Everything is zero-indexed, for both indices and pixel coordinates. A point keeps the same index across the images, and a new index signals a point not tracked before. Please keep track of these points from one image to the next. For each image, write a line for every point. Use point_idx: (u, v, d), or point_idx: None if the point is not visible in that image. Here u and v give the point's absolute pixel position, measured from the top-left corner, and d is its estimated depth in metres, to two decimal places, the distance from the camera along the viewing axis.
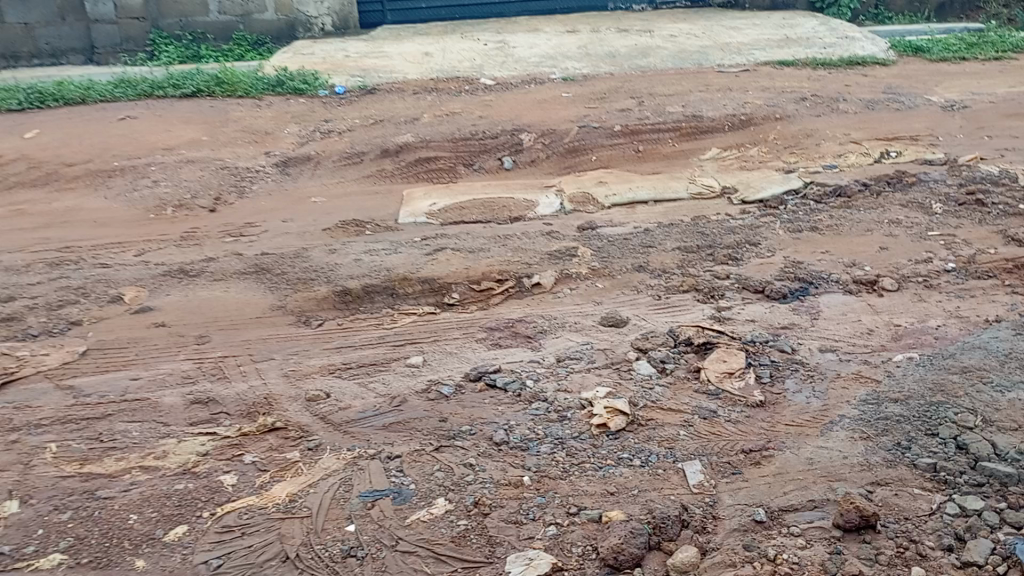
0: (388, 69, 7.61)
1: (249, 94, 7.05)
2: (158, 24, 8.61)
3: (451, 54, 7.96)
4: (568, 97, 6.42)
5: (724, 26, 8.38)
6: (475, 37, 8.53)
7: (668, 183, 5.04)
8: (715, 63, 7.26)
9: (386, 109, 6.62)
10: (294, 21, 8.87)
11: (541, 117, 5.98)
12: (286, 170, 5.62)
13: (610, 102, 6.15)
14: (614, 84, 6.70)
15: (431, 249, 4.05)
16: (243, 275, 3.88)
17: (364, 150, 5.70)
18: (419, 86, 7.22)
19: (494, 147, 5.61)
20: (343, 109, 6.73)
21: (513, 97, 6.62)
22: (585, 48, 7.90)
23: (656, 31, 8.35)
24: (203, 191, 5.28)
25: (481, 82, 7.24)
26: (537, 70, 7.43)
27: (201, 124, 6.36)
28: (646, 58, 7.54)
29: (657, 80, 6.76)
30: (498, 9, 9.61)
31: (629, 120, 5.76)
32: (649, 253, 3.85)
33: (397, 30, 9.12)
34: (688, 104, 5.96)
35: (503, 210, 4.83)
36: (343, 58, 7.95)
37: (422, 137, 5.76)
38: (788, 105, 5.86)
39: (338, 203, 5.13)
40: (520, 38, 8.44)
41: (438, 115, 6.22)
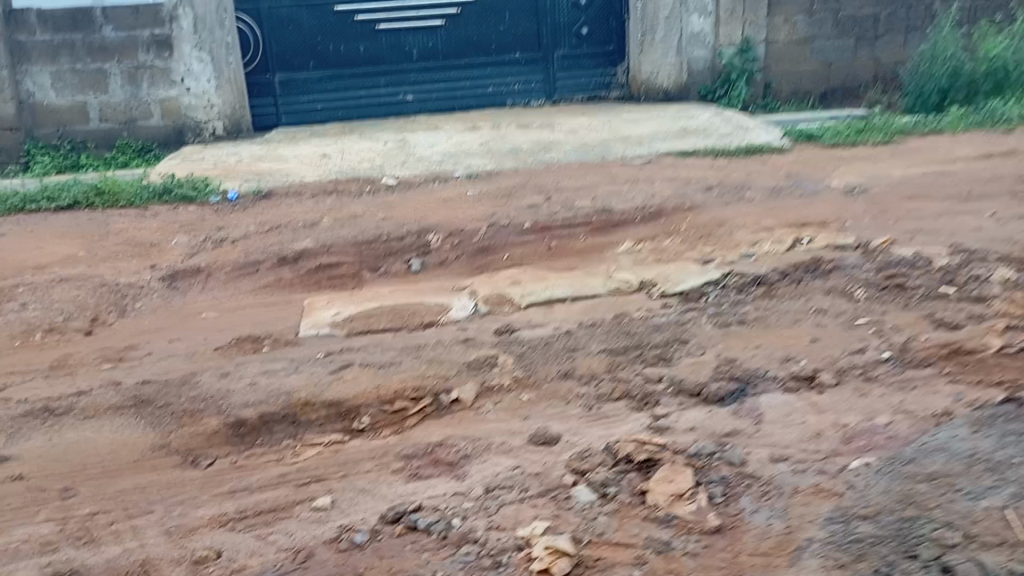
0: (285, 172, 7.31)
1: (133, 203, 6.62)
2: (34, 134, 8.30)
3: (351, 155, 7.74)
4: (474, 195, 6.23)
5: (622, 119, 8.45)
6: (375, 137, 8.36)
7: (585, 279, 4.84)
8: (619, 156, 7.20)
9: (284, 215, 6.28)
10: (182, 128, 8.52)
11: (449, 216, 5.75)
12: (173, 284, 5.17)
13: (518, 198, 5.99)
14: (520, 180, 6.57)
15: (336, 365, 3.67)
16: (119, 409, 3.40)
17: (260, 259, 5.32)
18: (318, 188, 6.93)
19: (401, 250, 5.34)
20: (238, 216, 6.36)
21: (418, 197, 6.40)
22: (488, 145, 7.81)
23: (557, 125, 8.36)
24: (78, 312, 4.77)
25: (383, 182, 7.01)
26: (440, 168, 7.26)
27: (78, 239, 5.87)
28: (550, 152, 7.48)
29: (563, 174, 6.67)
30: (396, 108, 9.61)
31: (539, 215, 5.60)
32: (573, 358, 3.59)
33: (293, 133, 8.88)
34: (597, 197, 5.86)
35: (414, 317, 4.47)
36: (237, 163, 7.61)
37: (323, 243, 5.43)
38: (696, 194, 5.83)
39: (233, 317, 4.71)
40: (420, 136, 8.30)
41: (339, 218, 5.92)
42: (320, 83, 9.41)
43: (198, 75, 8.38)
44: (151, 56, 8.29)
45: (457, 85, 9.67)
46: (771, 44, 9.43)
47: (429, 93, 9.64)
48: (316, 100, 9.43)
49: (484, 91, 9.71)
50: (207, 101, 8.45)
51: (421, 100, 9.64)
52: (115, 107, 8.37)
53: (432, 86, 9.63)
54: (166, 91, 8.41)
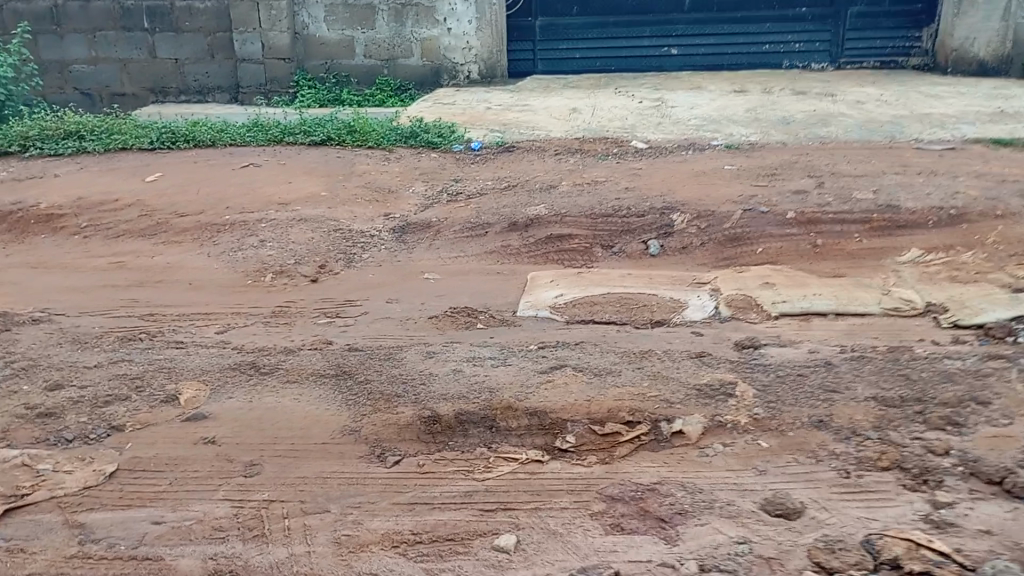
0: (532, 125, 7.02)
1: (380, 144, 6.62)
2: (303, 65, 8.59)
3: (603, 111, 7.28)
4: (731, 171, 5.54)
5: (922, 94, 7.35)
6: (631, 94, 7.81)
7: (854, 291, 4.05)
8: (912, 138, 6.27)
9: (524, 173, 5.98)
10: (439, 69, 8.54)
11: (700, 193, 5.14)
12: (402, 237, 5.04)
13: (781, 182, 5.24)
14: (787, 158, 5.78)
15: (548, 363, 3.25)
16: (320, 377, 3.22)
17: (493, 220, 5.05)
18: (563, 145, 6.56)
19: (641, 229, 4.83)
20: (478, 171, 6.14)
21: (668, 166, 5.84)
22: (755, 112, 7.05)
23: (839, 96, 7.37)
24: (308, 257, 4.74)
25: (632, 145, 6.51)
26: (698, 135, 6.64)
27: (324, 179, 5.91)
28: (827, 128, 6.61)
29: (840, 155, 5.79)
30: (658, 61, 8.99)
31: (805, 205, 4.83)
32: (830, 403, 2.91)
33: (546, 82, 8.56)
34: (880, 190, 4.96)
35: (643, 310, 3.98)
36: (485, 111, 7.41)
37: (557, 210, 5.04)
38: (1011, 198, 4.75)
39: (454, 283, 4.46)
40: (680, 96, 7.64)
41: (579, 183, 5.50)
42: (581, 31, 8.97)
43: (460, 15, 8.35)
44: None
45: (729, 40, 8.87)
46: None
47: (697, 48, 8.93)
48: (575, 49, 9.04)
49: (758, 49, 8.86)
50: (466, 44, 8.46)
51: (686, 55, 8.96)
52: (380, 44, 8.46)
53: (700, 42, 8.90)
54: (428, 31, 8.41)
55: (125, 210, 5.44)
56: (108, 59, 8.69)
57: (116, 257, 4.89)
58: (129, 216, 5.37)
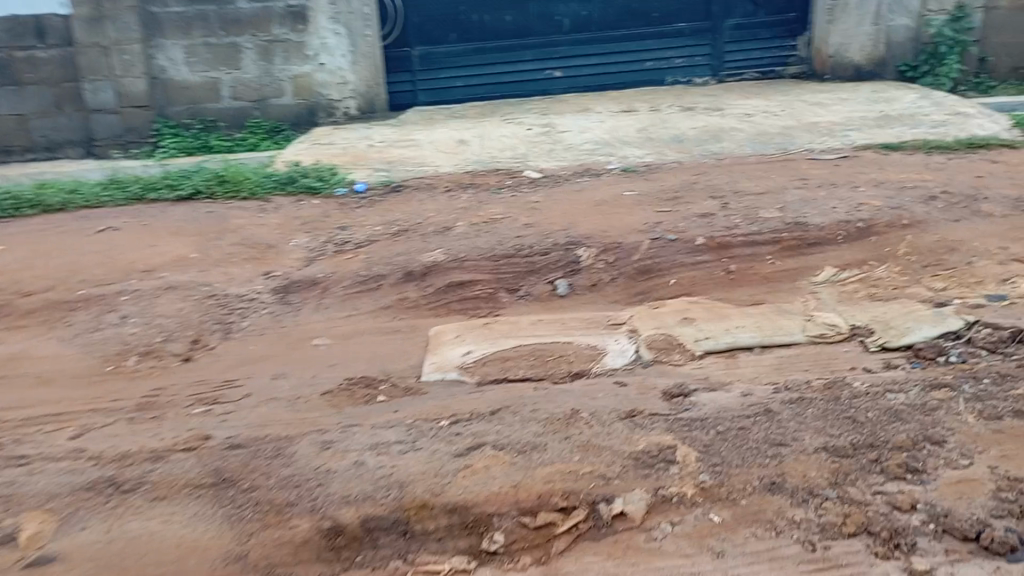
0: (418, 161, 6.65)
1: (254, 194, 6.11)
2: (165, 112, 7.92)
3: (492, 141, 6.95)
4: (632, 196, 5.31)
5: (807, 101, 7.38)
6: (519, 120, 7.52)
7: (777, 319, 3.82)
8: (804, 147, 6.21)
9: (415, 215, 5.59)
10: (314, 106, 8.03)
11: (604, 224, 4.86)
12: (286, 297, 4.55)
13: (685, 205, 5.00)
14: (686, 178, 5.60)
15: (464, 442, 2.85)
16: (195, 490, 2.73)
17: (385, 270, 4.62)
18: (454, 182, 6.22)
19: (547, 268, 4.52)
20: (365, 216, 5.71)
21: (566, 195, 5.57)
22: (646, 132, 6.90)
23: (727, 110, 7.30)
24: (178, 333, 4.17)
25: (526, 175, 6.25)
26: (592, 160, 6.42)
27: (193, 238, 5.35)
28: (720, 143, 6.50)
29: (738, 172, 5.66)
30: (543, 85, 8.76)
31: (714, 229, 4.61)
32: (780, 459, 2.60)
33: (429, 114, 8.19)
34: (785, 207, 4.81)
35: (559, 361, 3.64)
36: (366, 149, 6.96)
37: (455, 255, 4.67)
38: (915, 206, 4.68)
39: (348, 348, 4.00)
40: (569, 120, 7.41)
41: (476, 222, 5.14)
42: (461, 58, 8.66)
43: (333, 50, 7.90)
44: (285, 29, 7.77)
45: (611, 60, 8.75)
46: (991, 11, 8.05)
47: (580, 70, 8.75)
48: (457, 77, 8.71)
49: (641, 67, 8.78)
50: (342, 78, 8.01)
51: (570, 77, 8.76)
52: (248, 84, 7.88)
53: (583, 63, 8.73)
54: (300, 67, 7.90)
55: None
56: None
57: None
58: None
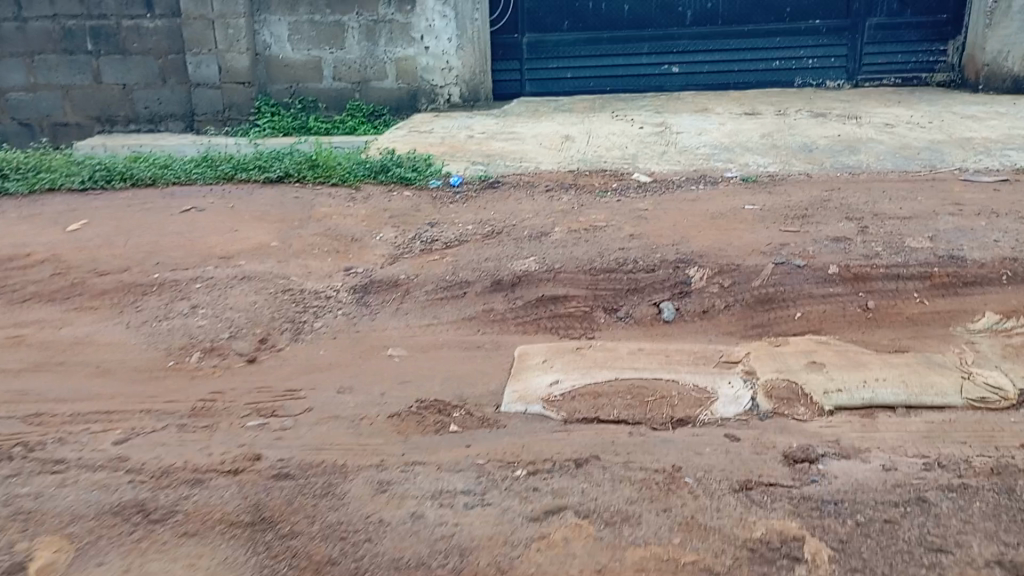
0: (519, 156, 6.23)
1: (345, 181, 5.82)
2: (266, 89, 7.76)
3: (599, 139, 6.46)
4: (753, 212, 4.74)
5: (957, 114, 6.59)
6: (630, 118, 6.99)
7: (927, 373, 3.21)
8: (954, 166, 5.48)
9: (510, 216, 5.16)
10: (416, 91, 7.72)
11: (720, 243, 4.31)
12: (364, 298, 4.20)
13: (817, 227, 4.40)
14: (817, 195, 4.97)
15: (543, 501, 2.40)
16: (229, 528, 2.36)
17: (472, 276, 4.20)
18: (555, 181, 5.79)
19: (653, 287, 4.01)
20: (457, 214, 5.32)
21: (677, 204, 5.04)
22: (771, 137, 6.26)
23: (864, 119, 6.58)
24: (246, 329, 3.87)
25: (634, 178, 5.76)
26: (709, 165, 5.86)
27: (276, 225, 5.08)
28: (855, 156, 5.80)
29: (878, 190, 4.99)
30: (659, 80, 8.20)
31: (849, 257, 3.99)
32: (940, 572, 2.09)
33: (535, 106, 7.74)
34: (936, 235, 4.14)
35: (659, 402, 3.14)
36: (466, 141, 6.58)
37: (549, 265, 4.22)
38: None
39: (423, 364, 3.60)
40: (686, 120, 6.83)
41: (577, 229, 4.67)
42: (572, 47, 8.16)
43: (439, 33, 7.52)
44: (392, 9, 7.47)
45: (734, 56, 8.08)
46: None
47: (699, 66, 8.13)
48: (567, 67, 8.23)
49: (768, 65, 8.08)
50: (446, 63, 7.62)
51: (688, 73, 8.16)
52: (350, 65, 7.63)
53: (705, 58, 8.10)
54: (404, 50, 7.59)
55: (37, 267, 4.59)
56: (49, 86, 7.93)
57: (15, 329, 4.02)
58: (41, 274, 4.51)
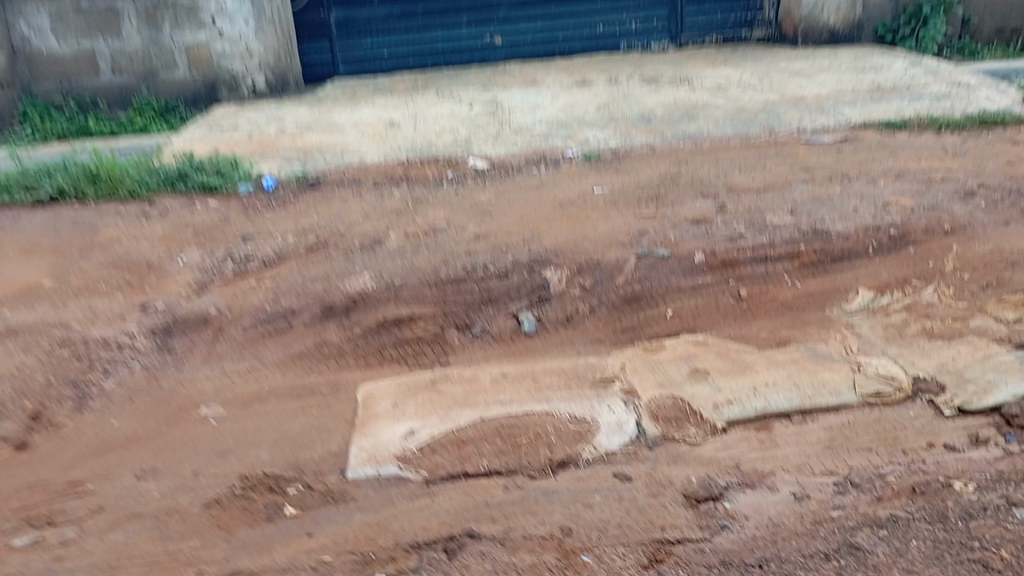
0: (340, 148, 5.58)
1: (136, 194, 4.98)
2: (32, 90, 6.68)
3: (426, 123, 5.88)
4: (602, 196, 4.37)
5: (784, 71, 6.52)
6: (457, 96, 6.46)
7: (816, 371, 2.91)
8: (793, 127, 5.36)
9: (337, 223, 4.53)
10: (215, 81, 6.89)
11: (574, 236, 3.90)
12: (167, 343, 3.47)
13: (672, 208, 4.09)
14: (665, 170, 4.67)
15: None
16: None
17: (298, 303, 3.57)
18: (383, 175, 5.19)
19: (507, 296, 3.55)
20: (275, 224, 4.64)
21: (521, 193, 4.60)
22: (607, 108, 5.94)
23: (696, 82, 6.38)
24: (13, 404, 3.09)
25: (470, 165, 5.27)
26: (547, 145, 5.46)
27: (51, 259, 4.22)
28: (694, 124, 5.58)
29: (726, 160, 4.75)
30: (483, 52, 7.74)
31: (713, 241, 3.69)
32: None
33: (352, 89, 7.05)
34: (795, 208, 3.91)
35: (533, 443, 2.68)
36: (276, 136, 5.81)
37: (387, 280, 3.66)
38: (954, 206, 3.82)
39: (246, 425, 2.94)
40: (516, 94, 6.40)
41: (414, 232, 4.12)
42: (386, 23, 7.52)
43: (233, 15, 6.69)
44: None
45: (558, 23, 7.71)
46: None
47: (522, 36, 7.73)
48: (383, 44, 7.60)
49: (593, 31, 7.78)
50: (245, 48, 6.82)
51: (511, 44, 7.75)
52: (131, 55, 6.69)
53: (527, 26, 7.70)
54: (194, 35, 6.72)
55: None
56: None
57: None
58: None
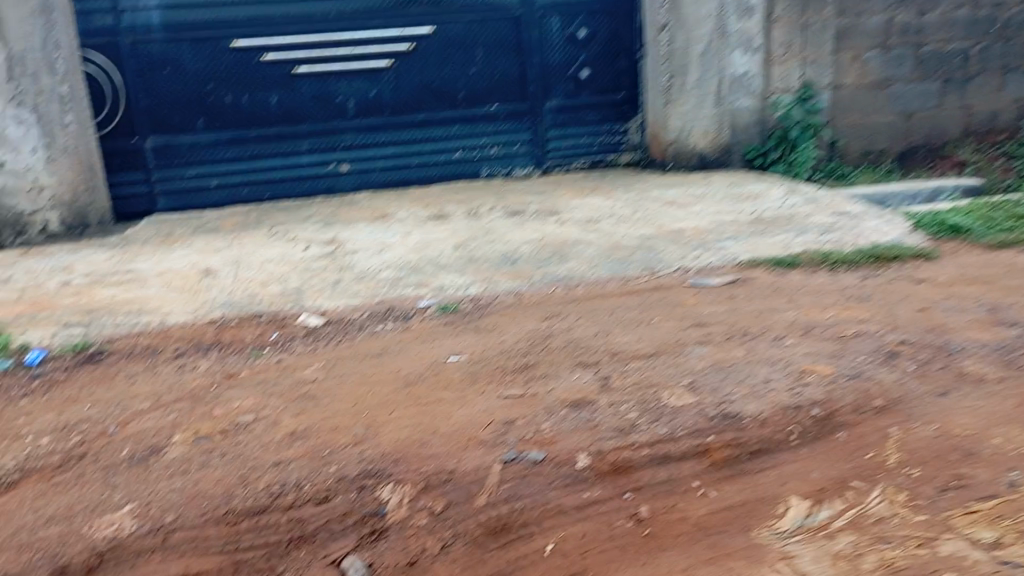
0: (136, 304, 4.49)
1: None
2: None
3: (249, 269, 4.90)
4: (457, 368, 3.49)
5: (658, 200, 5.99)
6: (292, 235, 5.53)
7: None
8: (675, 266, 4.74)
9: (112, 417, 3.45)
10: None
11: (420, 432, 2.98)
12: None
13: (546, 385, 3.25)
14: (535, 327, 3.88)
15: None
16: None
17: (14, 561, 2.44)
18: (187, 340, 4.16)
19: (325, 532, 2.58)
20: (29, 421, 3.50)
21: (357, 363, 3.66)
22: (465, 247, 5.17)
23: (565, 214, 5.73)
24: None
25: (300, 324, 4.33)
26: (394, 295, 4.59)
27: None
28: (565, 264, 4.86)
29: (606, 313, 4.02)
30: (328, 181, 6.91)
31: (599, 436, 2.86)
32: None
33: (166, 227, 6.01)
34: (695, 382, 3.15)
35: None
36: (53, 292, 4.65)
37: (158, 512, 2.61)
38: (879, 372, 3.16)
39: None
40: (361, 231, 5.56)
41: (208, 432, 3.08)
42: (212, 150, 6.61)
43: (17, 143, 5.64)
44: None
45: (410, 149, 7.02)
46: (837, 89, 7.17)
47: (371, 162, 6.97)
48: (211, 173, 6.65)
49: (450, 157, 7.12)
50: (33, 183, 5.72)
51: (360, 171, 6.96)
52: None
53: (377, 152, 6.96)
54: None
55: None
56: None
57: None
58: None
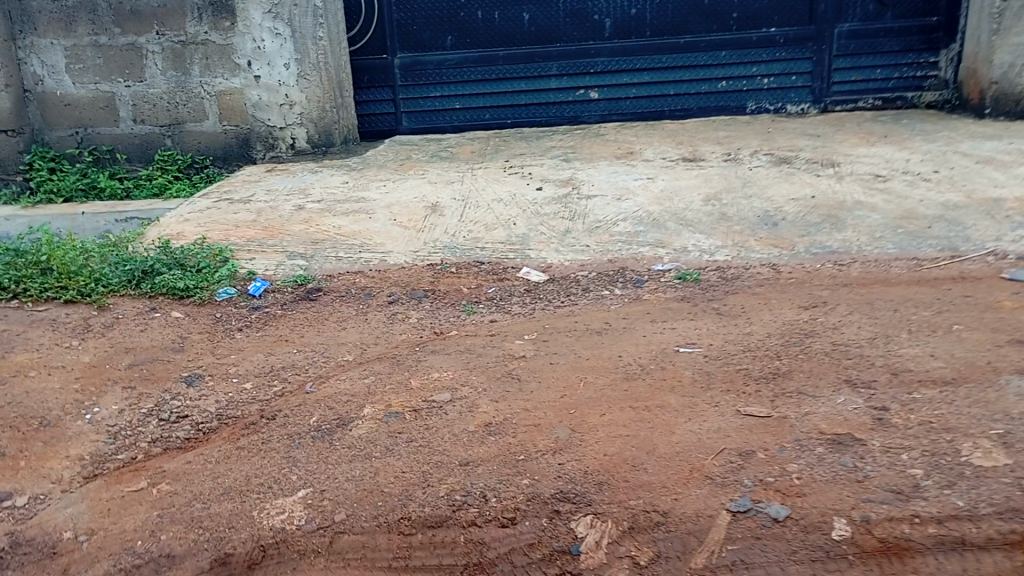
0: (361, 239, 4.31)
1: (87, 295, 3.84)
2: (44, 137, 5.79)
3: (476, 209, 4.55)
4: (687, 365, 2.90)
5: (968, 156, 4.86)
6: (527, 171, 5.12)
7: None
8: (985, 250, 3.74)
9: (315, 369, 3.25)
10: (248, 136, 5.80)
11: (634, 448, 2.46)
12: None
13: (801, 407, 2.57)
14: (792, 318, 3.17)
15: None
16: None
17: (181, 542, 2.26)
18: (403, 285, 3.91)
19: (506, 564, 2.20)
20: (240, 359, 3.39)
21: (573, 339, 3.18)
22: (717, 201, 4.46)
23: (843, 166, 4.80)
24: None
25: (521, 279, 3.92)
26: (629, 253, 4.04)
27: None
28: (839, 234, 4.01)
29: (887, 310, 3.21)
30: (575, 108, 6.38)
31: (867, 496, 2.18)
32: None
33: (405, 152, 5.84)
34: (1010, 436, 2.34)
35: None
36: (286, 218, 4.59)
37: (332, 505, 2.33)
38: None
39: None
40: (601, 172, 5.01)
41: (399, 408, 2.78)
42: (459, 70, 6.29)
43: (272, 58, 5.62)
44: (203, 27, 5.55)
45: (669, 77, 6.28)
46: None
47: (624, 89, 6.33)
48: (456, 95, 6.36)
49: (713, 87, 6.29)
50: (285, 98, 5.73)
51: (611, 99, 6.35)
52: (155, 102, 5.69)
53: (631, 78, 6.30)
54: (227, 80, 5.68)
55: None
56: None
57: None
58: None
